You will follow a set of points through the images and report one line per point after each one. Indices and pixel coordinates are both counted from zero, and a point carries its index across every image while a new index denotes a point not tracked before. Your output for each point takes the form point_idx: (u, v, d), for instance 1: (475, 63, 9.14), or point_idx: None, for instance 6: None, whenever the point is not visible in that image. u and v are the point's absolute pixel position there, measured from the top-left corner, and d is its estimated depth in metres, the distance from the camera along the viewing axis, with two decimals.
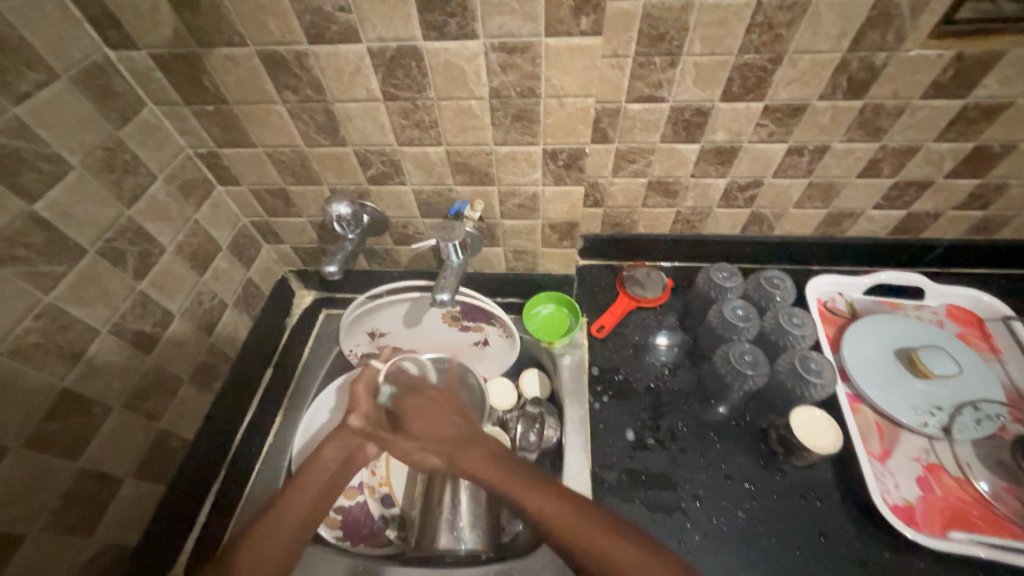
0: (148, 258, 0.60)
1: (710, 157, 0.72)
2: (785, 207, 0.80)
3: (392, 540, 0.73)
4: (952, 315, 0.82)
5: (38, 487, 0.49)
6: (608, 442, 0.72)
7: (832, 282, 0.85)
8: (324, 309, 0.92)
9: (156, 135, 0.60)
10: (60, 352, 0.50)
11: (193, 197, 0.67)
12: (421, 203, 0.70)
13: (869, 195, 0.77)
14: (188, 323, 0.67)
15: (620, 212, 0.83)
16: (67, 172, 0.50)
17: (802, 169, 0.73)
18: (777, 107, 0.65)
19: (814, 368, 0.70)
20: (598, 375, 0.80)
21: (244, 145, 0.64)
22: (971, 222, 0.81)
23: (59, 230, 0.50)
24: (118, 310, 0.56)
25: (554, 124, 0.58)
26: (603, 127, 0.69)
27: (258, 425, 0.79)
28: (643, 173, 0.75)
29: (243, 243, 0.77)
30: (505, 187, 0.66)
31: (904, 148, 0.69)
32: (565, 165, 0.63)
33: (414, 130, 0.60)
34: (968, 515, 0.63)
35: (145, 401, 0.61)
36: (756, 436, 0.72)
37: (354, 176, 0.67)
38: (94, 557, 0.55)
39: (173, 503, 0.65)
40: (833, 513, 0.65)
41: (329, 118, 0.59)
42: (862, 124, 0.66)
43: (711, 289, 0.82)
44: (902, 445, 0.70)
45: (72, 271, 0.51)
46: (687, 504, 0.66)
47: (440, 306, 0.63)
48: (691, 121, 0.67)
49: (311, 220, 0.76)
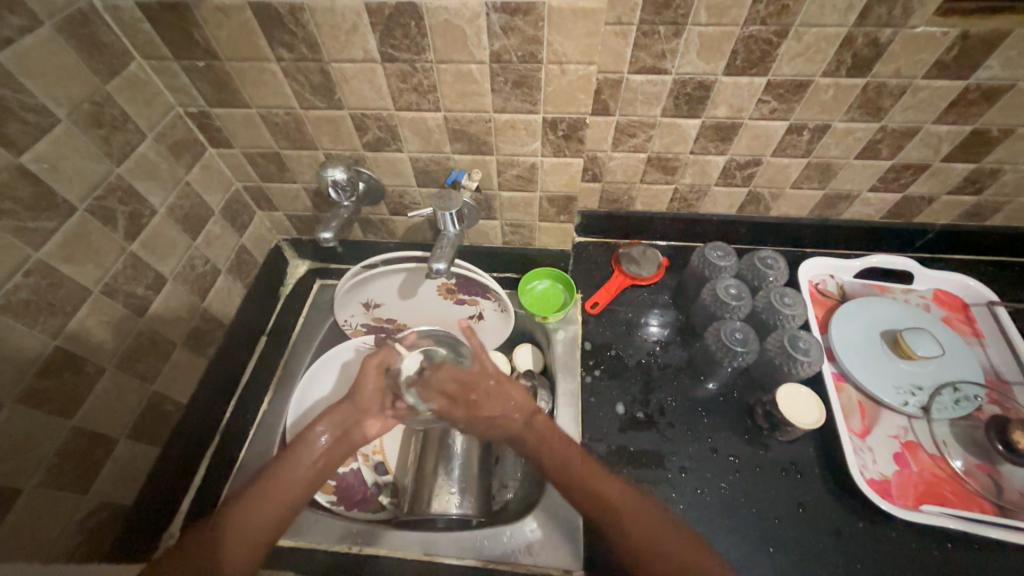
0: (139, 218, 0.59)
1: (710, 133, 0.72)
2: (782, 187, 0.80)
3: (384, 506, 0.75)
4: (939, 300, 0.83)
5: (33, 443, 0.49)
6: (599, 415, 0.74)
7: (824, 264, 0.86)
8: (319, 280, 0.92)
9: (144, 92, 0.59)
10: (51, 310, 0.50)
11: (184, 158, 0.65)
12: (418, 172, 0.70)
13: (866, 176, 0.77)
14: (181, 287, 0.66)
15: (618, 188, 0.83)
16: (53, 125, 0.49)
17: (802, 149, 0.73)
18: (780, 82, 0.64)
19: (802, 346, 0.72)
20: (590, 350, 0.81)
21: (237, 105, 0.62)
22: (964, 207, 0.82)
23: (46, 185, 0.49)
24: (109, 270, 0.56)
25: (554, 92, 0.57)
26: (604, 98, 0.68)
27: (252, 391, 0.79)
28: (643, 148, 0.75)
29: (236, 208, 0.76)
30: (504, 157, 0.66)
31: (903, 129, 0.69)
32: (564, 135, 0.62)
33: (413, 94, 0.59)
34: (940, 490, 0.66)
35: (138, 363, 0.60)
36: (742, 411, 0.74)
37: (350, 142, 0.66)
38: (91, 513, 0.56)
39: (168, 464, 0.66)
40: (813, 484, 0.68)
41: (324, 79, 0.58)
42: (864, 104, 0.66)
43: (706, 267, 0.83)
44: (882, 422, 0.72)
45: (62, 227, 0.50)
46: (673, 475, 0.68)
47: (434, 275, 0.63)
48: (693, 95, 0.66)
49: (306, 186, 0.74)
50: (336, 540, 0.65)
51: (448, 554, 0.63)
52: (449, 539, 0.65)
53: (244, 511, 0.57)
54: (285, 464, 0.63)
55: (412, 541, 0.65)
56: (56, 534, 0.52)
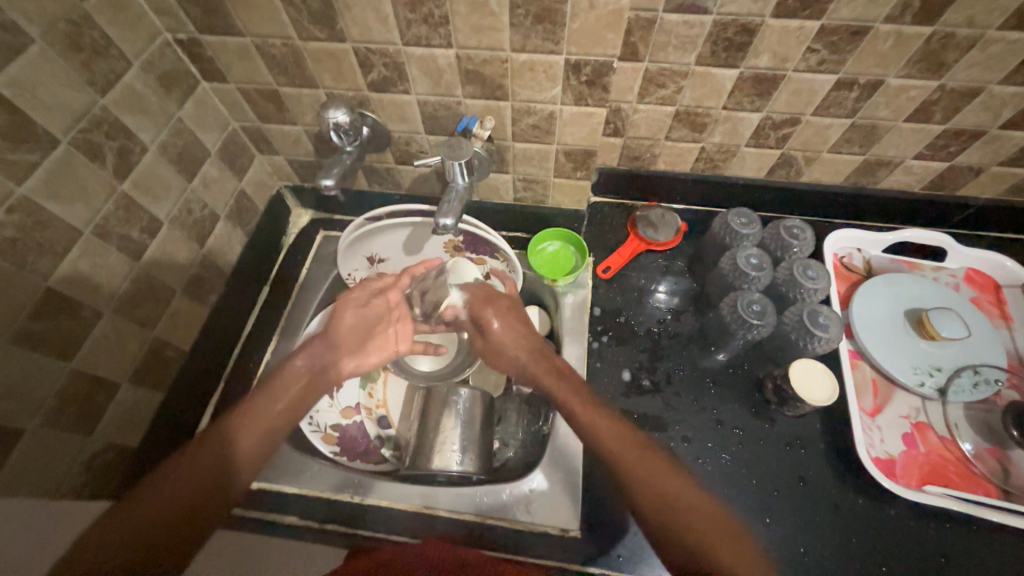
0: (129, 156, 0.56)
1: (747, 86, 0.65)
2: (819, 150, 0.74)
3: (386, 459, 0.76)
4: (970, 280, 0.79)
5: (32, 385, 0.48)
6: (603, 382, 0.72)
7: (852, 237, 0.82)
8: (322, 231, 0.89)
9: (128, 13, 0.53)
10: (39, 250, 0.48)
11: (175, 91, 0.60)
12: (427, 118, 0.64)
13: (913, 142, 0.71)
14: (178, 231, 0.64)
15: (640, 144, 0.77)
16: (26, 46, 0.44)
17: (847, 107, 0.67)
18: (834, 28, 0.57)
19: (822, 322, 0.69)
20: (599, 316, 0.78)
21: (230, 33, 0.57)
22: (1014, 180, 0.75)
23: (24, 114, 0.45)
24: (99, 211, 0.53)
25: (580, 30, 0.51)
26: (634, 41, 0.61)
27: (255, 341, 0.79)
28: (671, 101, 0.69)
29: (233, 150, 0.72)
30: (519, 103, 0.60)
31: (965, 89, 0.62)
32: (588, 81, 0.56)
33: (422, 26, 0.53)
34: (946, 472, 0.65)
35: (136, 308, 0.59)
36: (751, 385, 0.73)
37: (353, 80, 0.60)
38: (97, 453, 0.56)
39: (172, 409, 0.66)
40: (816, 460, 0.67)
41: (324, 4, 0.52)
42: (926, 57, 0.59)
43: (727, 235, 0.78)
44: (894, 403, 0.70)
45: (44, 162, 0.47)
46: (675, 444, 0.68)
47: (441, 231, 0.60)
48: (734, 40, 0.60)
49: (307, 128, 0.70)
50: (336, 488, 0.66)
51: (447, 507, 0.64)
52: (447, 493, 0.66)
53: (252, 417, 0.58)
54: (279, 378, 0.63)
55: (410, 493, 0.66)
56: (62, 472, 0.53)
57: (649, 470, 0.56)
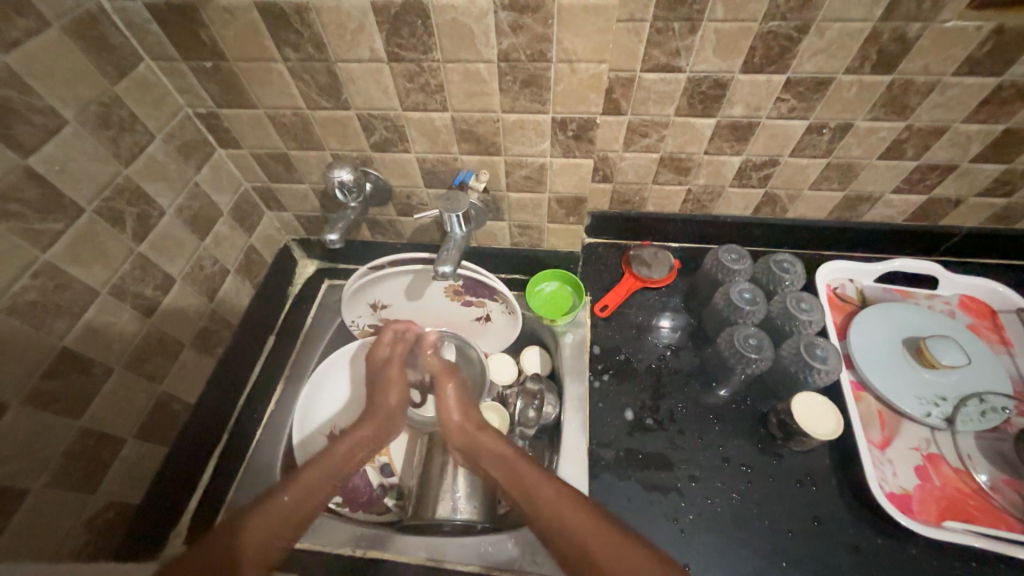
0: (147, 219, 0.59)
1: (725, 133, 0.70)
2: (801, 188, 0.78)
3: (390, 508, 0.75)
4: (965, 306, 0.80)
5: (41, 443, 0.49)
6: (606, 421, 0.72)
7: (843, 268, 0.83)
8: (327, 280, 0.92)
9: (153, 93, 0.59)
10: (58, 311, 0.50)
11: (193, 158, 0.65)
12: (426, 173, 0.69)
13: (889, 177, 0.74)
14: (189, 287, 0.67)
15: (630, 188, 0.81)
16: (61, 126, 0.49)
17: (822, 149, 0.71)
18: (800, 80, 0.62)
19: (819, 354, 0.69)
20: (599, 355, 0.79)
21: (245, 106, 0.62)
22: (993, 209, 0.78)
23: (54, 187, 0.49)
24: (117, 271, 0.56)
25: (564, 92, 0.55)
26: (615, 98, 0.66)
27: (260, 391, 0.80)
28: (655, 148, 0.73)
29: (245, 208, 0.76)
30: (512, 157, 0.64)
31: (930, 128, 0.66)
32: (574, 135, 0.60)
33: (420, 94, 0.58)
34: (965, 506, 0.63)
35: (146, 363, 0.61)
36: (755, 420, 0.72)
37: (357, 142, 0.65)
38: (99, 512, 0.56)
39: (176, 463, 0.67)
40: (828, 497, 0.65)
41: (331, 79, 0.57)
42: (889, 102, 0.63)
43: (719, 271, 0.80)
44: (902, 434, 0.69)
45: (69, 229, 0.50)
46: (682, 484, 0.67)
47: (441, 279, 0.63)
48: (708, 94, 0.64)
49: (314, 186, 0.74)
50: (339, 542, 0.65)
51: (452, 558, 0.63)
52: (451, 543, 0.64)
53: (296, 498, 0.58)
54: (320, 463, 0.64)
55: (413, 544, 0.64)
56: (64, 533, 0.53)
57: (595, 535, 0.52)
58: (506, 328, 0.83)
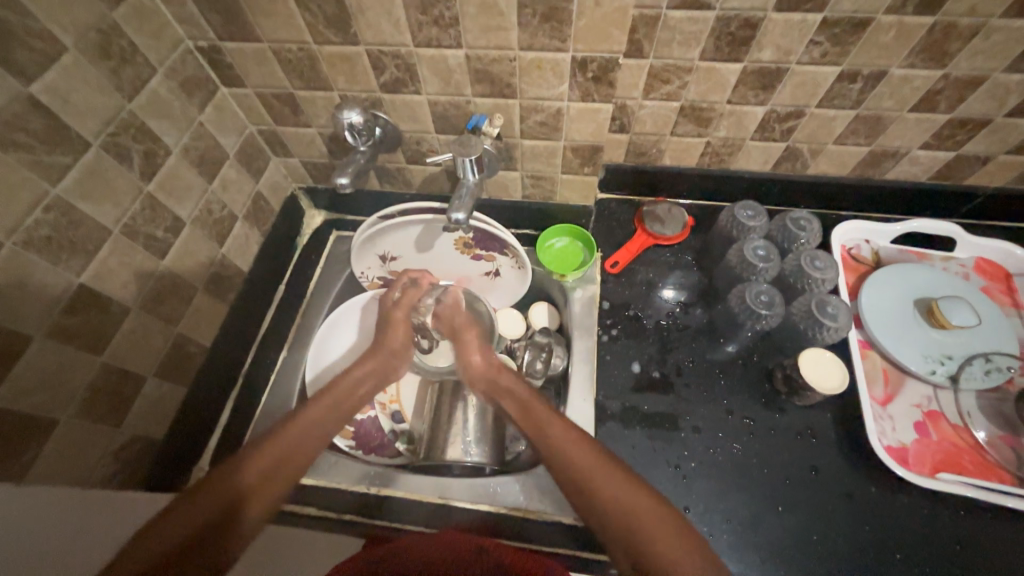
0: (154, 159, 0.58)
1: (751, 80, 0.66)
2: (824, 142, 0.75)
3: (401, 452, 0.78)
4: (981, 269, 0.79)
5: (66, 376, 0.51)
6: (612, 374, 0.73)
7: (860, 228, 0.82)
8: (335, 231, 0.92)
9: (153, 22, 0.56)
10: (72, 248, 0.50)
11: (197, 96, 0.63)
12: (437, 117, 0.66)
13: (918, 132, 0.71)
14: (199, 231, 0.66)
15: (646, 140, 0.78)
16: (61, 53, 0.47)
17: (851, 99, 0.67)
18: (836, 21, 0.58)
19: (830, 312, 0.69)
20: (608, 310, 0.80)
21: (248, 39, 0.59)
22: (1022, 168, 0.76)
23: (59, 118, 0.47)
24: (127, 211, 0.55)
25: (586, 27, 0.52)
26: (638, 38, 0.63)
27: (272, 338, 0.81)
28: (676, 96, 0.70)
29: (251, 153, 0.74)
30: (528, 100, 0.62)
31: (968, 78, 0.63)
32: (594, 77, 0.58)
33: (433, 28, 0.54)
34: (959, 459, 0.65)
35: (161, 305, 0.61)
36: (761, 375, 0.73)
37: (366, 82, 0.62)
38: (125, 445, 0.58)
39: (195, 403, 0.69)
40: (828, 449, 0.67)
41: (339, 9, 0.54)
42: (928, 47, 0.60)
43: (734, 228, 0.79)
44: (905, 391, 0.70)
45: (77, 164, 0.49)
46: (686, 434, 0.68)
47: (454, 226, 0.62)
48: (737, 35, 0.61)
49: (321, 130, 0.72)
50: (353, 480, 0.67)
51: (462, 498, 0.66)
52: (460, 484, 0.67)
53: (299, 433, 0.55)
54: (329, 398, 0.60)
55: (424, 484, 0.67)
56: (93, 462, 0.55)
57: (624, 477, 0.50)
58: (515, 283, 0.83)
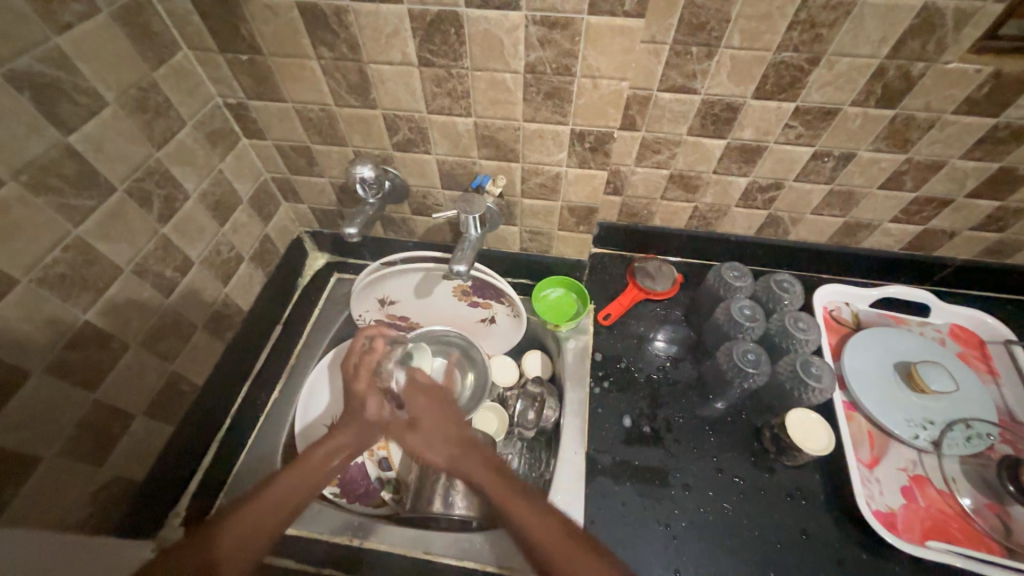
0: (172, 202, 0.61)
1: (734, 154, 0.72)
2: (803, 212, 0.81)
3: (386, 501, 0.76)
4: (955, 335, 0.83)
5: (59, 412, 0.50)
6: (604, 427, 0.74)
7: (840, 291, 0.86)
8: (336, 273, 0.94)
9: (188, 80, 0.61)
10: (84, 286, 0.51)
11: (219, 146, 0.67)
12: (444, 175, 0.71)
13: (887, 207, 0.77)
14: (206, 271, 0.68)
15: (638, 202, 0.84)
16: (102, 107, 0.51)
17: (825, 175, 0.74)
18: (808, 109, 0.64)
19: (815, 372, 0.72)
20: (601, 361, 0.81)
21: (274, 99, 0.64)
22: (985, 243, 0.81)
23: (91, 164, 0.50)
24: (141, 251, 0.57)
25: (585, 105, 0.58)
26: (631, 114, 0.69)
27: (265, 378, 0.81)
28: (665, 165, 0.76)
29: (263, 198, 0.78)
30: (529, 165, 0.67)
31: (929, 162, 0.69)
32: (591, 148, 0.63)
33: (446, 98, 0.60)
34: (948, 527, 0.65)
35: (159, 343, 0.62)
36: (750, 433, 0.74)
37: (380, 141, 0.67)
38: (104, 486, 0.57)
39: (180, 444, 0.67)
40: (817, 512, 0.67)
41: (361, 78, 0.59)
42: (891, 135, 0.66)
43: (721, 287, 0.83)
44: (891, 455, 0.71)
45: (101, 206, 0.52)
46: (676, 491, 0.68)
47: (455, 277, 0.64)
48: (721, 116, 0.67)
49: (333, 181, 0.76)
50: (336, 530, 0.65)
51: (447, 553, 0.64)
52: (445, 538, 0.65)
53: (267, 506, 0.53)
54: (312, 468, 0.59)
55: (408, 538, 0.65)
56: (69, 504, 0.53)
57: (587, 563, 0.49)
58: (510, 331, 0.85)
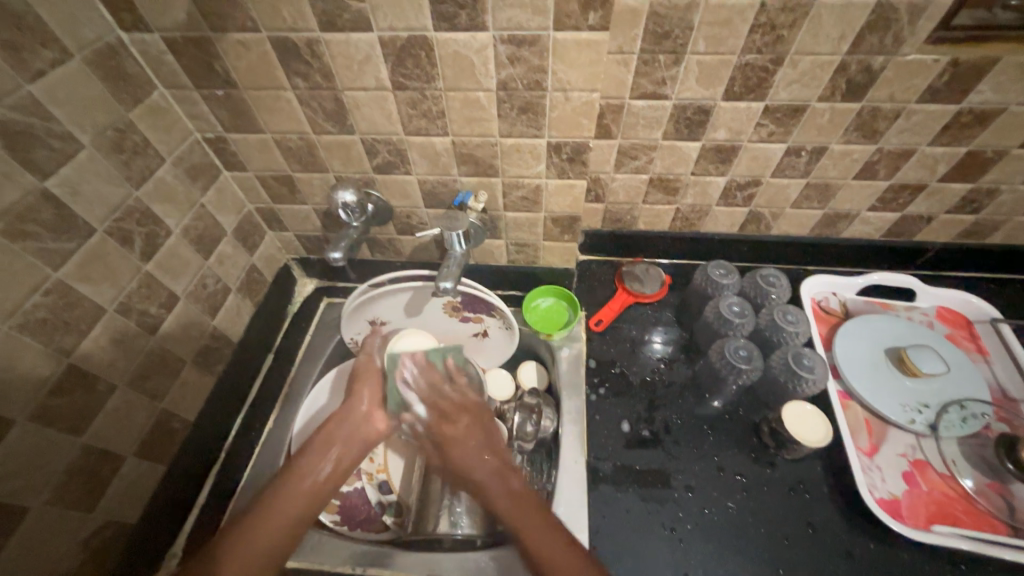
0: (154, 239, 0.61)
1: (710, 155, 0.74)
2: (783, 207, 0.82)
3: (389, 526, 0.75)
4: (942, 317, 0.84)
5: (45, 460, 0.50)
6: (603, 435, 0.73)
7: (826, 282, 0.87)
8: (326, 297, 0.94)
9: (165, 118, 0.61)
10: (66, 329, 0.51)
11: (199, 180, 0.67)
12: (426, 194, 0.71)
13: (865, 196, 0.79)
14: (193, 304, 0.68)
15: (621, 208, 0.85)
16: (77, 150, 0.51)
17: (801, 169, 0.75)
18: (778, 107, 0.66)
19: (806, 363, 0.72)
20: (595, 368, 0.81)
21: (252, 131, 0.64)
22: (963, 226, 0.83)
23: (69, 209, 0.50)
24: (124, 290, 0.57)
25: (559, 118, 0.59)
26: (606, 123, 0.70)
27: (258, 408, 0.80)
28: (644, 170, 0.77)
29: (247, 229, 0.78)
30: (509, 178, 0.67)
31: (899, 150, 0.71)
32: (569, 158, 0.64)
33: (422, 120, 0.61)
34: (951, 510, 0.65)
35: (148, 381, 0.61)
36: (748, 429, 0.74)
37: (360, 165, 0.68)
38: (97, 531, 0.56)
39: (174, 482, 0.66)
40: (820, 504, 0.67)
41: (337, 106, 0.60)
42: (860, 127, 0.68)
43: (709, 285, 0.83)
44: (889, 441, 0.71)
45: (81, 248, 0.52)
46: (678, 494, 0.68)
47: (442, 294, 0.64)
48: (693, 119, 0.68)
49: (316, 207, 0.76)
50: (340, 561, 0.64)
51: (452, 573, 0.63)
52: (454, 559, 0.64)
53: (263, 522, 0.54)
54: (293, 478, 0.60)
55: (415, 561, 0.64)
56: (60, 553, 0.52)
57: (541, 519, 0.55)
58: (504, 344, 0.84)
